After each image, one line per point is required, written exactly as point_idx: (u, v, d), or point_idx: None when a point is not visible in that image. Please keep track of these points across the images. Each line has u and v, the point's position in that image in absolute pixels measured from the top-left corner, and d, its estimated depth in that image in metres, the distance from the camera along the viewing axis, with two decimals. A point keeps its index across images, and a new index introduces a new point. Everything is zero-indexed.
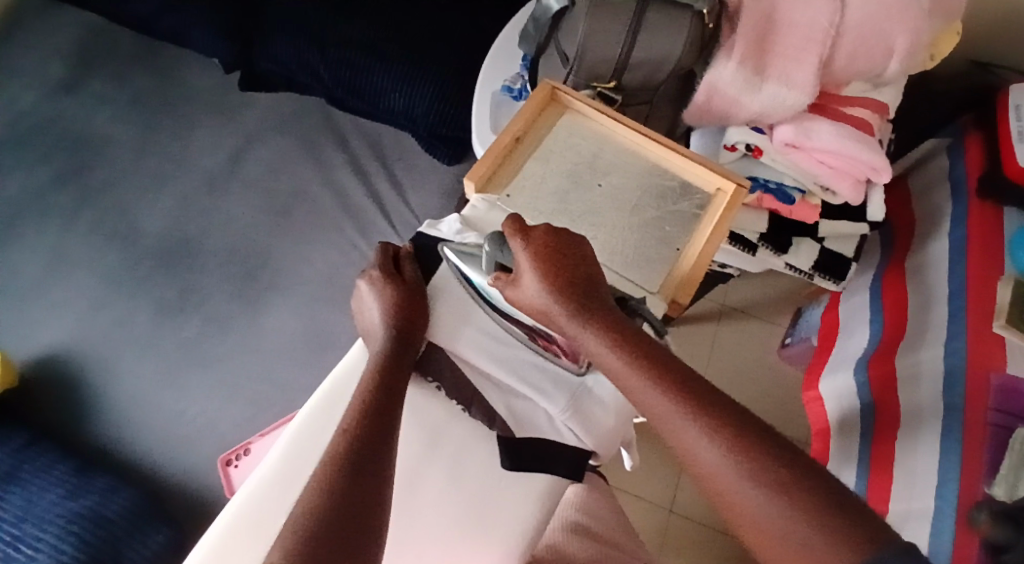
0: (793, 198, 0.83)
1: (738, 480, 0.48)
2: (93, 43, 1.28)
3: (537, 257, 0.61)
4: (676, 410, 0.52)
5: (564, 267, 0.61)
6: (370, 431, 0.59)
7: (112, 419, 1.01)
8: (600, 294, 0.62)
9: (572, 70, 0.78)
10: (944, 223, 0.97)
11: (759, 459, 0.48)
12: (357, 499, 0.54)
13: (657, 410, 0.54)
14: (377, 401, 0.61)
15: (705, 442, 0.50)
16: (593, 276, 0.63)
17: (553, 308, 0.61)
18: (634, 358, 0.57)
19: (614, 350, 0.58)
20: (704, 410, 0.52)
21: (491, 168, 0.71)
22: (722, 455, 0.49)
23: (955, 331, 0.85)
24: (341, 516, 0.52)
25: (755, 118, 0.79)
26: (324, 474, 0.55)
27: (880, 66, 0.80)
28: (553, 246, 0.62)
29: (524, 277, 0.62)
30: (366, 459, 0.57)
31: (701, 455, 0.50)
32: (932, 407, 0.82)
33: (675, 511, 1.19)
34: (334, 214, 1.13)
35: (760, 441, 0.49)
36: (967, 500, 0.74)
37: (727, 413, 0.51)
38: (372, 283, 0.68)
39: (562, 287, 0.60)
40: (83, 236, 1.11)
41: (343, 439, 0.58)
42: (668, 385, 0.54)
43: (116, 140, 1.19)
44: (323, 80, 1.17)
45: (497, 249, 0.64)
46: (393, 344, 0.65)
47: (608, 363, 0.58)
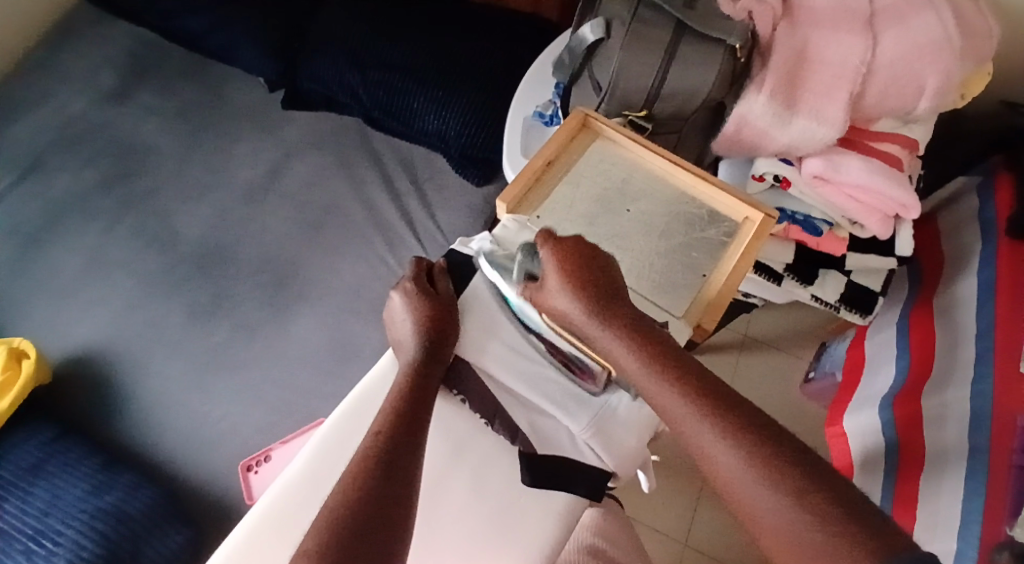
0: (820, 231, 0.84)
1: (753, 484, 0.50)
2: (144, 56, 1.33)
3: (561, 264, 0.64)
4: (695, 414, 0.55)
5: (585, 276, 0.63)
6: (401, 434, 0.60)
7: (141, 418, 1.04)
8: (621, 301, 0.64)
9: (605, 98, 0.80)
10: (974, 262, 0.97)
11: (776, 463, 0.50)
12: (389, 498, 0.55)
13: (676, 415, 0.56)
14: (408, 407, 0.63)
15: (721, 446, 0.52)
16: (616, 282, 0.65)
17: (576, 312, 0.63)
18: (657, 360, 0.59)
19: (634, 355, 0.60)
20: (722, 414, 0.54)
21: (522, 190, 0.73)
22: (741, 460, 0.51)
23: (982, 372, 0.84)
24: (372, 515, 0.53)
25: (784, 150, 0.80)
26: (353, 475, 0.56)
27: (911, 105, 0.80)
28: (577, 253, 0.65)
29: (549, 287, 0.65)
30: (398, 462, 0.58)
31: (717, 457, 0.52)
32: (958, 448, 0.82)
33: (690, 543, 1.18)
34: (366, 229, 1.16)
35: (776, 445, 0.51)
36: (989, 542, 0.73)
37: (746, 420, 0.53)
38: (406, 296, 0.70)
39: (586, 294, 0.63)
40: (124, 240, 1.15)
41: (374, 442, 0.59)
42: (689, 389, 0.57)
43: (160, 149, 1.24)
44: (362, 100, 1.20)
45: (528, 258, 0.67)
46: (423, 354, 0.66)
47: (630, 365, 0.60)
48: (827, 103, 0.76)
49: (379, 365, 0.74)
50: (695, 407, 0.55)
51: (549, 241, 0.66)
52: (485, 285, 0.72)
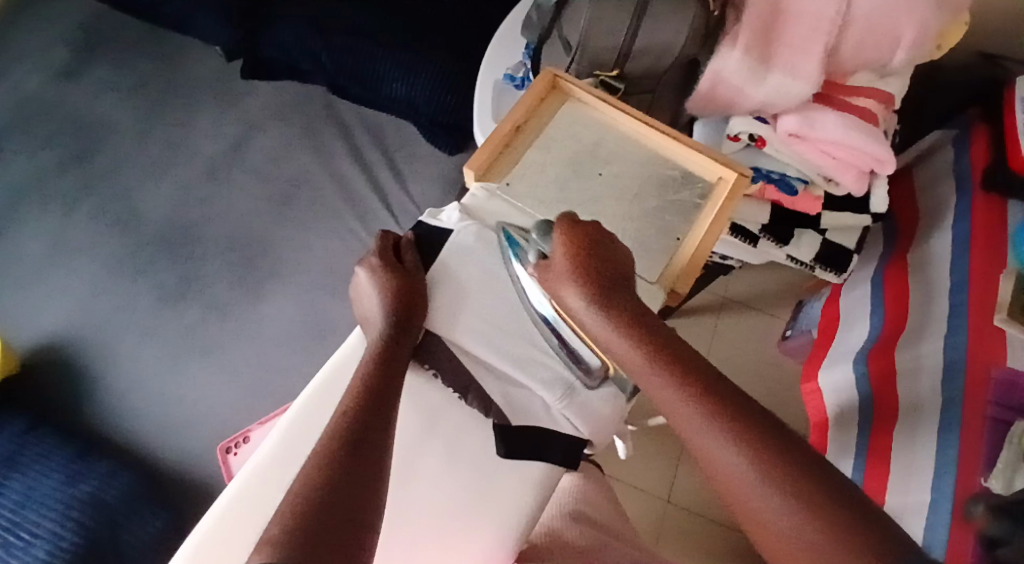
0: (796, 189, 0.82)
1: (758, 489, 0.51)
2: (98, 29, 1.28)
3: (572, 254, 0.63)
4: (700, 417, 0.55)
5: (595, 266, 0.63)
6: (370, 410, 0.59)
7: (112, 403, 1.01)
8: (625, 289, 0.64)
9: (575, 58, 0.78)
10: (948, 216, 0.96)
11: (781, 470, 0.51)
12: (360, 473, 0.54)
13: (681, 417, 0.56)
14: (375, 382, 0.61)
15: (729, 451, 0.53)
16: (623, 272, 0.64)
17: (579, 303, 0.62)
18: (661, 357, 0.59)
19: (635, 350, 0.60)
20: (728, 416, 0.54)
21: (491, 156, 0.71)
22: (741, 461, 0.52)
23: (956, 326, 0.84)
24: (341, 490, 0.52)
25: (759, 107, 0.78)
26: (322, 450, 0.55)
27: (886, 57, 0.78)
28: (588, 241, 0.64)
29: (558, 273, 0.64)
30: (367, 437, 0.57)
31: (718, 457, 0.54)
32: (932, 401, 0.82)
33: (673, 502, 1.19)
34: (335, 201, 1.13)
35: (781, 451, 0.52)
36: (963, 492, 0.74)
37: (751, 422, 0.54)
38: (372, 273, 0.67)
39: (592, 285, 0.62)
40: (84, 221, 1.11)
41: (342, 418, 0.58)
42: (694, 389, 0.57)
43: (118, 124, 1.19)
44: (325, 67, 1.15)
45: (541, 237, 0.66)
46: (391, 328, 0.64)
47: (632, 362, 0.60)
48: (801, 58, 0.75)
49: (347, 345, 0.72)
50: (700, 409, 0.55)
51: (564, 226, 0.65)
52: (458, 251, 0.69)
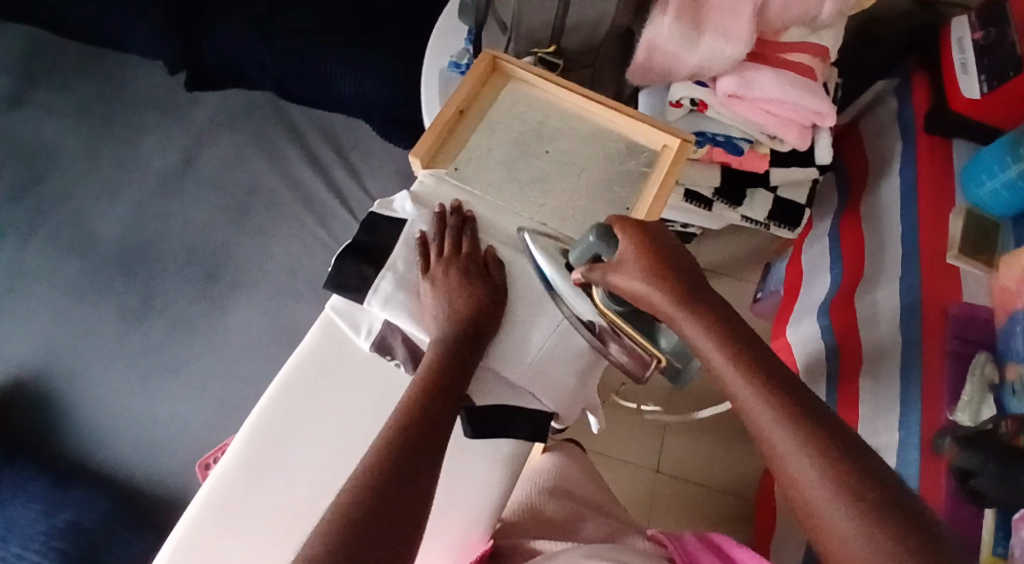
0: (741, 149, 0.84)
1: (846, 521, 0.44)
2: (35, 54, 1.25)
3: (642, 253, 0.55)
4: (788, 432, 0.48)
5: (667, 265, 0.55)
6: (425, 426, 0.57)
7: (85, 429, 1.00)
8: (704, 292, 0.55)
9: (512, 37, 0.79)
10: (895, 162, 0.98)
11: (871, 503, 0.44)
12: (404, 500, 0.50)
13: (766, 428, 0.49)
14: (438, 396, 0.60)
15: (816, 473, 0.46)
16: (695, 272, 0.57)
17: (655, 299, 0.54)
18: (749, 364, 0.51)
19: (717, 344, 0.52)
20: (819, 437, 0.47)
21: (436, 143, 0.71)
22: (823, 477, 0.46)
23: (909, 268, 0.86)
24: (394, 504, 0.49)
25: (697, 71, 0.79)
26: (374, 466, 0.52)
27: (815, 10, 0.80)
28: (655, 241, 0.56)
29: (625, 269, 0.55)
30: (422, 457, 0.54)
31: (795, 468, 0.47)
32: (892, 344, 0.84)
33: (662, 471, 1.21)
34: (293, 207, 1.14)
35: (871, 482, 0.45)
36: (930, 428, 0.76)
37: (845, 450, 0.47)
38: (439, 280, 0.65)
39: (669, 284, 0.54)
40: (38, 249, 1.10)
41: (395, 433, 0.56)
42: (785, 404, 0.49)
43: (65, 148, 1.17)
44: (270, 71, 1.15)
45: (602, 241, 0.57)
46: (459, 332, 0.63)
47: (711, 359, 0.52)
48: (733, 18, 0.76)
49: (308, 341, 0.75)
50: (789, 425, 0.48)
51: (627, 225, 0.57)
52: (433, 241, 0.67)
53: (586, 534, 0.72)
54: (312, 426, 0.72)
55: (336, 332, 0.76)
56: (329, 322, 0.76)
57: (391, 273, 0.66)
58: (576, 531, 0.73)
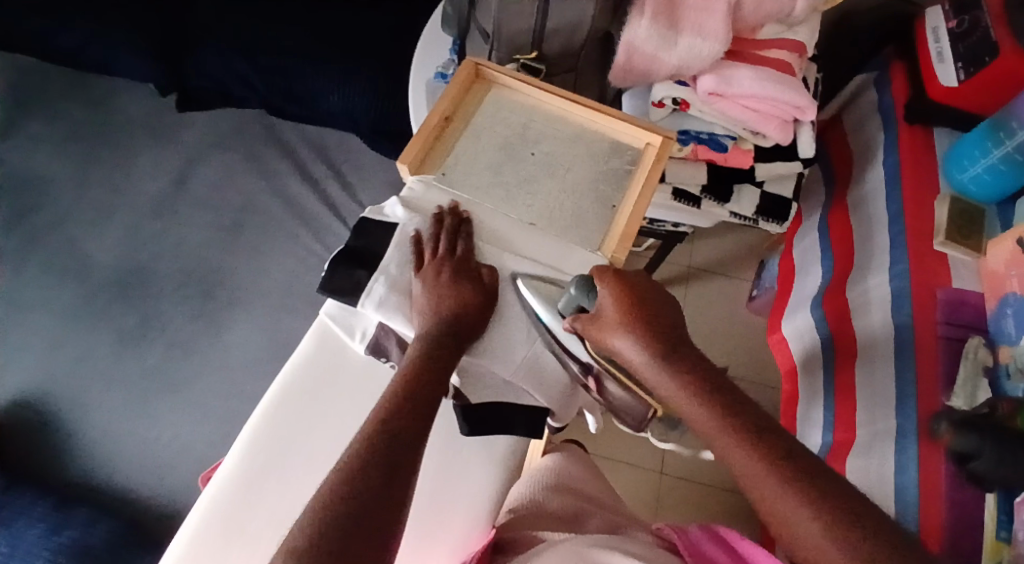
0: (725, 146, 0.85)
1: (832, 551, 0.49)
2: (26, 84, 1.27)
3: (623, 307, 0.58)
4: (772, 477, 0.52)
5: (649, 319, 0.58)
6: (405, 427, 0.59)
7: (88, 452, 1.01)
8: (685, 344, 0.58)
9: (494, 45, 0.80)
10: (878, 152, 1.00)
11: (851, 532, 0.49)
12: (380, 495, 0.54)
13: (752, 476, 0.53)
14: (421, 392, 0.61)
15: (801, 512, 0.51)
16: (673, 318, 0.60)
17: (639, 355, 0.57)
18: (730, 414, 0.55)
19: (703, 407, 0.55)
20: (797, 475, 0.52)
21: (422, 151, 0.72)
22: (817, 525, 0.50)
23: (897, 255, 0.87)
24: (364, 508, 0.53)
25: (677, 71, 0.80)
26: (354, 469, 0.55)
27: (789, 6, 0.81)
28: (636, 294, 0.59)
29: (608, 323, 0.58)
30: (399, 454, 0.57)
31: (791, 520, 0.51)
32: (885, 332, 0.85)
33: (666, 473, 1.21)
34: (289, 222, 1.15)
35: (849, 511, 0.50)
36: (927, 410, 0.77)
37: (832, 497, 0.51)
38: (431, 283, 0.66)
39: (652, 337, 0.57)
40: (36, 276, 1.11)
41: (380, 431, 0.58)
42: (763, 450, 0.53)
43: (59, 176, 1.19)
44: (259, 91, 1.17)
45: (583, 293, 0.61)
46: (446, 328, 0.63)
47: (701, 423, 0.55)
48: (707, 18, 0.77)
49: (302, 349, 0.76)
50: (772, 470, 0.52)
51: (608, 277, 0.60)
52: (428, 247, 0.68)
53: (590, 525, 0.72)
54: (308, 433, 0.73)
55: (330, 338, 0.77)
56: (323, 330, 0.77)
57: (384, 276, 0.67)
58: (581, 523, 0.73)
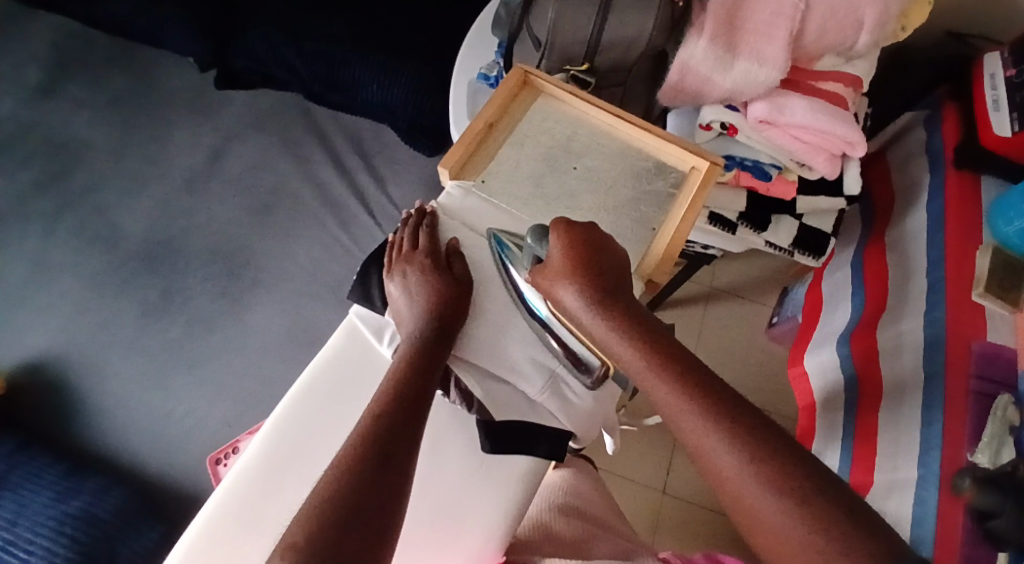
0: (769, 174, 0.83)
1: (758, 489, 0.47)
2: (70, 47, 1.27)
3: (566, 253, 0.59)
4: (696, 416, 0.50)
5: (590, 264, 0.58)
6: (400, 412, 0.59)
7: (104, 420, 1.01)
8: (623, 289, 0.59)
9: (544, 54, 0.78)
10: (923, 194, 0.97)
11: (780, 470, 0.47)
12: (380, 485, 0.52)
13: (678, 415, 0.51)
14: (409, 388, 0.61)
15: (725, 451, 0.48)
16: (618, 267, 0.60)
17: (579, 300, 0.58)
18: (659, 357, 0.54)
19: (636, 349, 0.55)
20: (719, 411, 0.50)
21: (465, 155, 0.71)
22: (748, 465, 0.48)
23: (934, 302, 0.85)
24: (364, 497, 0.51)
25: (728, 96, 0.79)
26: (351, 455, 0.54)
27: (850, 40, 0.79)
28: (585, 242, 0.59)
29: (554, 273, 0.59)
30: (394, 446, 0.56)
31: (719, 458, 0.49)
32: (914, 379, 0.83)
33: (669, 493, 1.18)
34: (316, 208, 1.15)
35: (778, 452, 0.48)
36: (950, 467, 0.75)
37: (764, 436, 0.49)
38: (409, 274, 0.67)
39: (594, 285, 0.58)
40: (65, 240, 1.11)
41: (371, 425, 0.58)
42: (691, 389, 0.52)
43: (95, 143, 1.19)
44: (300, 75, 1.16)
45: (537, 241, 0.62)
46: (427, 327, 0.65)
47: (630, 362, 0.55)
48: (766, 43, 0.75)
49: (330, 346, 0.75)
50: (695, 410, 0.51)
51: (557, 228, 0.60)
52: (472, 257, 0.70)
53: (597, 552, 0.70)
54: (327, 432, 0.72)
55: (358, 339, 0.76)
56: (351, 329, 0.76)
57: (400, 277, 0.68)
58: (589, 550, 0.70)
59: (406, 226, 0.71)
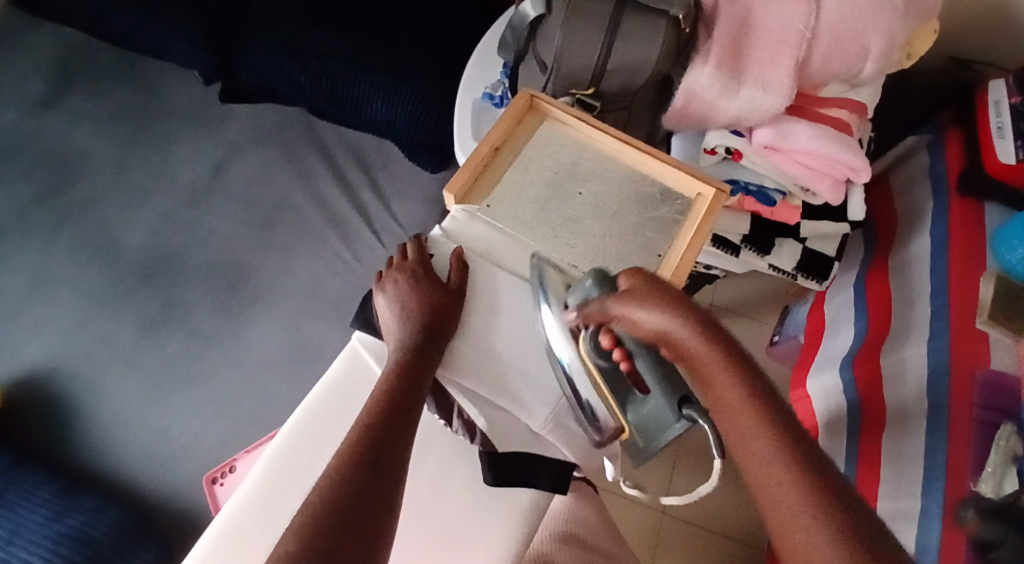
0: (774, 200, 0.83)
1: None
2: (73, 58, 1.27)
3: (648, 290, 0.56)
4: (785, 481, 0.45)
5: (679, 303, 0.54)
6: (391, 422, 0.59)
7: (101, 436, 1.00)
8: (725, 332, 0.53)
9: (550, 77, 0.79)
10: (926, 219, 0.97)
11: None
12: (368, 497, 0.52)
13: (766, 477, 0.46)
14: (397, 393, 0.61)
15: (784, 475, 0.45)
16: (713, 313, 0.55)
17: (665, 332, 0.54)
18: (756, 407, 0.49)
19: (734, 394, 0.50)
20: (814, 483, 0.44)
21: (471, 178, 0.70)
22: (834, 550, 0.41)
23: (938, 329, 0.85)
24: (357, 507, 0.50)
25: (733, 121, 0.79)
26: (343, 465, 0.54)
27: (856, 68, 0.79)
28: (666, 287, 0.56)
29: (635, 302, 0.56)
30: (387, 455, 0.56)
31: (802, 533, 0.43)
32: (917, 407, 0.82)
33: (668, 512, 1.17)
34: (318, 224, 1.14)
35: (875, 547, 0.41)
36: (953, 497, 0.74)
37: (858, 526, 0.42)
38: (398, 286, 0.68)
39: (683, 319, 0.53)
40: (64, 253, 1.11)
41: (363, 432, 0.57)
42: (787, 453, 0.46)
43: (96, 154, 1.19)
44: (304, 90, 1.16)
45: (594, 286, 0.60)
46: (417, 335, 0.65)
47: (727, 405, 0.50)
48: (771, 71, 0.75)
49: (331, 371, 0.75)
50: (759, 432, 0.47)
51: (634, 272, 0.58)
52: (482, 289, 0.69)
53: None
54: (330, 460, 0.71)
55: (358, 365, 0.75)
56: (353, 356, 0.75)
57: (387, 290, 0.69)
58: None
59: (401, 247, 0.72)
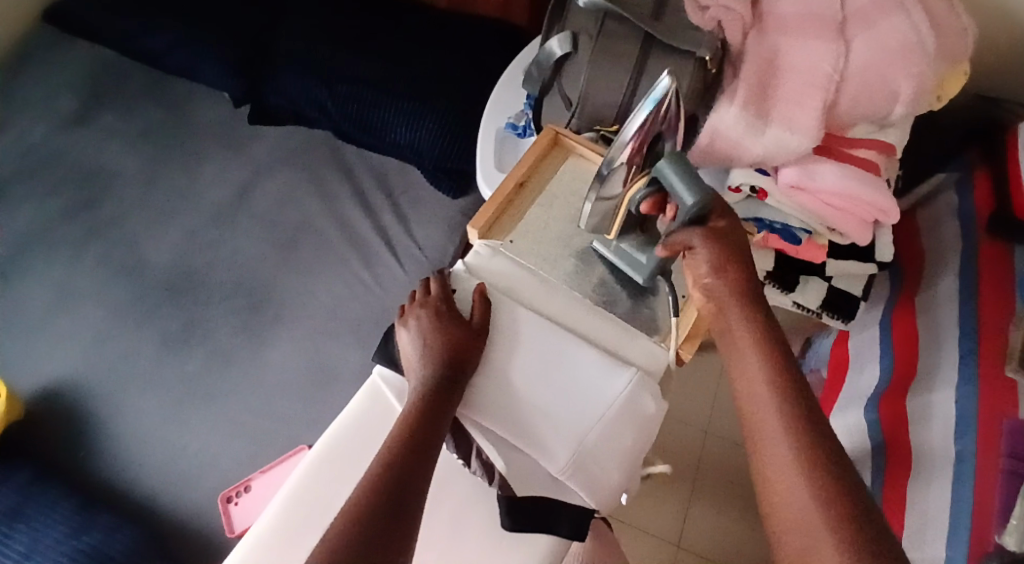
0: (799, 238, 0.82)
1: (792, 480, 0.51)
2: (105, 76, 1.30)
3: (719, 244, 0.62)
4: (768, 400, 0.55)
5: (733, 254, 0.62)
6: (407, 466, 0.58)
7: (119, 453, 1.01)
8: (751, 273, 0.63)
9: (575, 114, 0.82)
10: (954, 259, 0.95)
11: (821, 475, 0.50)
12: (381, 548, 0.51)
13: (753, 391, 0.57)
14: (415, 437, 0.60)
15: (766, 407, 0.55)
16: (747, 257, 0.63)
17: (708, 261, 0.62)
18: (759, 339, 0.59)
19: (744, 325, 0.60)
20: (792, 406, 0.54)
21: (493, 216, 0.74)
22: (794, 455, 0.52)
23: (967, 374, 0.83)
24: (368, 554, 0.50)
25: (760, 160, 0.78)
26: (356, 512, 0.52)
27: (885, 110, 0.79)
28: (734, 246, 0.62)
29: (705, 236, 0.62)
30: (402, 501, 0.55)
31: (773, 439, 0.53)
32: (944, 453, 0.81)
33: (684, 546, 1.14)
34: (339, 246, 1.15)
35: (827, 459, 0.51)
36: (978, 550, 0.72)
37: (820, 442, 0.52)
38: (421, 322, 0.67)
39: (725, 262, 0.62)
40: (90, 269, 1.12)
41: (379, 476, 0.56)
42: (777, 380, 0.56)
43: (125, 172, 1.21)
44: (332, 115, 1.19)
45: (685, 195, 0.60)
46: (439, 374, 0.64)
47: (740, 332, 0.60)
48: (799, 111, 0.75)
49: (351, 405, 0.75)
50: (784, 415, 0.54)
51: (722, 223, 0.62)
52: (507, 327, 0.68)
53: None
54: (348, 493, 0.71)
55: (379, 401, 0.75)
56: (374, 391, 0.75)
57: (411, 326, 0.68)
58: None
59: (425, 281, 0.71)
